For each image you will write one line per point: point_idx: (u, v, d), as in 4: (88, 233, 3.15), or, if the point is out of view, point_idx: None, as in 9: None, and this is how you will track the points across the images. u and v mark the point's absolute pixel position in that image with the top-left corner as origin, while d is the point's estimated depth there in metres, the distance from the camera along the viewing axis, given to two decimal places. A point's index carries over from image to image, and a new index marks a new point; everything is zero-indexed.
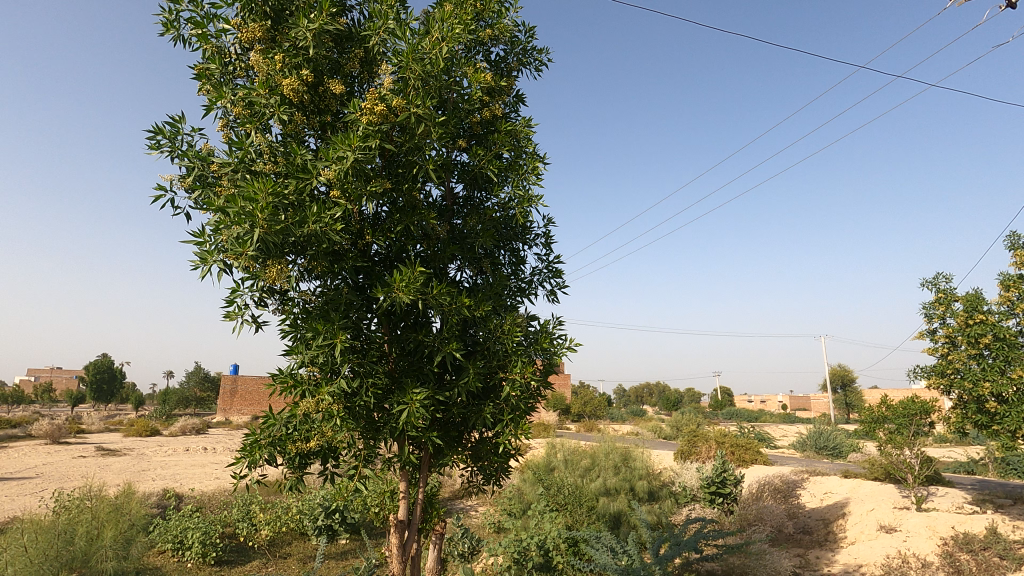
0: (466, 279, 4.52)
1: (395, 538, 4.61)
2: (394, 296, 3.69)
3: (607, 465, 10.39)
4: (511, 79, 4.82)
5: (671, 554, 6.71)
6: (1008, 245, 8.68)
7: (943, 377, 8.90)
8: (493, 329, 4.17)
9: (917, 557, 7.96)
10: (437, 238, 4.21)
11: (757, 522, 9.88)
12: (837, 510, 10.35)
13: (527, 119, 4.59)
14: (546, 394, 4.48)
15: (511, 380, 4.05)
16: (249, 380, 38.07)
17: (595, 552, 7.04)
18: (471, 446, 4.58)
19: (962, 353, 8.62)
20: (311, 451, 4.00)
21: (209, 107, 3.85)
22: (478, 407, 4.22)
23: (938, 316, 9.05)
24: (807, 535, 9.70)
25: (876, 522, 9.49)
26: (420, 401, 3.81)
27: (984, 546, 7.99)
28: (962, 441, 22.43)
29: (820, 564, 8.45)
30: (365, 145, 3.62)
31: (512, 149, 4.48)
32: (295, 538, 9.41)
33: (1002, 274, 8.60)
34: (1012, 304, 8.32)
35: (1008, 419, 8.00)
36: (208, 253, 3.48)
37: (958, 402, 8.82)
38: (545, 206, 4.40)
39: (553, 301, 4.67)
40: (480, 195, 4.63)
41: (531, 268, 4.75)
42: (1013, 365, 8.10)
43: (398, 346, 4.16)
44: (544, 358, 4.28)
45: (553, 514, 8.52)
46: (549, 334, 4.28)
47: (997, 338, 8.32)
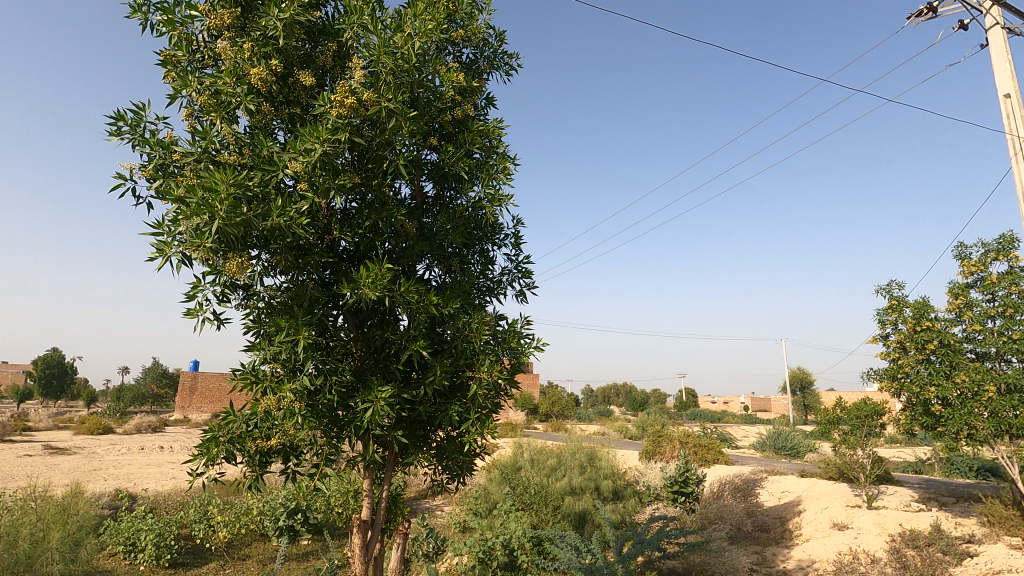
0: (435, 278, 4.52)
1: (358, 538, 4.54)
2: (360, 292, 3.66)
3: (573, 465, 10.51)
4: (483, 81, 4.84)
5: (635, 552, 6.84)
6: (956, 255, 9.08)
7: (894, 380, 9.26)
8: (461, 327, 4.18)
9: (867, 553, 8.28)
10: (406, 235, 4.21)
11: (717, 520, 10.16)
12: (793, 508, 10.70)
13: (498, 120, 4.62)
14: (514, 394, 4.48)
15: (478, 379, 4.09)
16: (210, 377, 37.06)
17: (559, 550, 7.11)
18: (437, 445, 4.56)
19: (911, 358, 8.99)
20: (271, 449, 3.91)
21: (174, 95, 3.74)
22: (444, 406, 4.22)
23: (890, 321, 9.41)
24: (763, 533, 10.00)
25: (830, 520, 9.84)
26: (385, 399, 3.79)
27: (930, 543, 8.34)
28: (910, 442, 23.49)
29: (776, 560, 8.71)
30: (334, 139, 3.59)
31: (483, 149, 4.52)
32: (255, 540, 9.22)
33: (950, 283, 8.97)
34: (959, 312, 8.71)
35: (950, 421, 8.40)
36: (167, 244, 3.38)
37: (907, 404, 9.18)
38: (515, 206, 4.45)
39: (521, 301, 4.72)
40: (449, 194, 4.66)
41: (500, 268, 4.79)
42: (957, 369, 8.51)
43: (365, 343, 4.14)
44: (513, 358, 4.32)
45: (519, 514, 8.54)
46: (517, 333, 4.35)
47: (943, 344, 8.71)
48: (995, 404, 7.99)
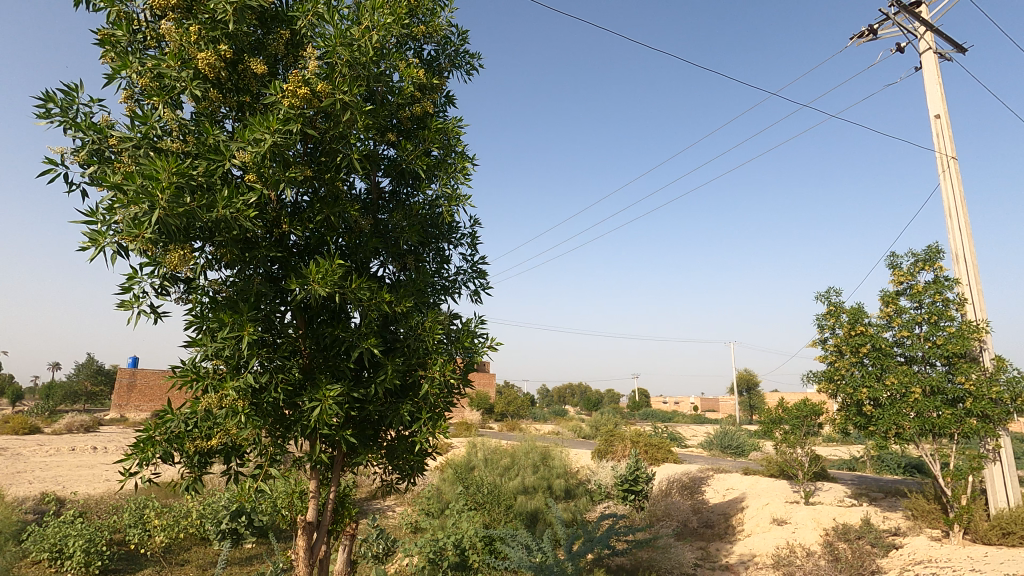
0: (389, 275, 4.46)
1: (303, 540, 4.42)
2: (309, 288, 3.57)
3: (527, 465, 10.58)
4: (443, 79, 4.80)
5: (584, 550, 6.94)
6: (889, 264, 9.62)
7: (831, 382, 9.74)
8: (414, 325, 4.14)
9: (802, 546, 8.69)
10: (360, 231, 4.13)
11: (665, 517, 10.45)
12: (737, 505, 11.12)
13: (457, 118, 4.61)
14: (466, 393, 4.48)
15: (430, 378, 4.06)
16: (151, 374, 35.32)
17: (510, 550, 7.14)
18: (387, 444, 4.50)
19: (847, 361, 9.47)
20: (212, 449, 3.76)
21: (112, 76, 3.55)
22: (395, 405, 4.17)
23: (828, 326, 9.88)
24: (708, 529, 10.34)
25: (770, 515, 10.28)
26: (333, 398, 3.72)
27: (860, 536, 8.81)
28: (845, 441, 24.77)
29: (719, 555, 9.03)
30: (285, 130, 3.50)
31: (442, 148, 4.49)
32: (195, 544, 8.86)
33: (883, 291, 9.50)
34: (890, 318, 9.24)
35: (880, 421, 8.91)
36: (102, 233, 3.20)
37: (842, 404, 9.68)
38: (472, 205, 4.45)
39: (476, 301, 4.71)
40: (406, 191, 4.60)
41: (455, 267, 4.77)
42: (887, 372, 9.02)
43: (314, 340, 4.03)
44: (466, 358, 4.31)
45: (471, 513, 8.53)
46: (470, 333, 4.35)
47: (875, 348, 9.21)
48: (920, 405, 8.52)
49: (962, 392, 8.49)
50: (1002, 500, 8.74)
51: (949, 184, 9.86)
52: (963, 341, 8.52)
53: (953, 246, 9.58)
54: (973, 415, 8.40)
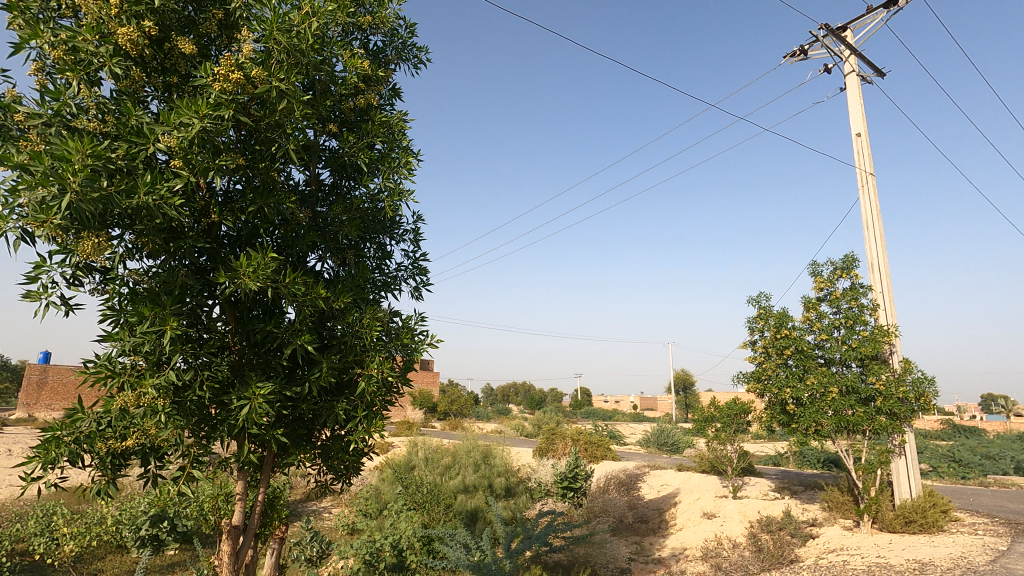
0: (327, 270, 4.33)
1: (227, 545, 4.21)
2: (239, 282, 3.41)
3: (468, 463, 10.56)
4: (389, 71, 4.71)
5: (522, 547, 7.01)
6: (812, 272, 10.24)
7: (759, 382, 10.26)
8: (352, 322, 4.03)
9: (729, 538, 9.13)
10: (297, 224, 3.98)
11: (602, 513, 10.70)
12: (670, 500, 11.54)
13: (402, 113, 4.54)
14: (405, 392, 4.41)
15: (367, 376, 3.97)
16: (65, 370, 32.80)
17: (448, 549, 7.11)
18: (321, 444, 4.37)
19: (773, 362, 10.02)
20: (128, 451, 3.53)
21: (19, 47, 3.26)
22: (330, 403, 4.06)
23: (757, 329, 10.41)
24: (643, 524, 10.67)
25: (700, 509, 10.74)
26: (263, 396, 3.57)
27: (781, 527, 9.34)
28: (772, 437, 26.19)
29: (652, 549, 9.34)
30: (216, 115, 3.33)
31: (385, 141, 4.40)
32: (110, 552, 8.29)
33: (806, 297, 10.10)
34: (811, 322, 9.83)
35: (801, 418, 9.48)
36: (3, 217, 2.94)
37: (768, 403, 10.23)
38: (415, 201, 4.39)
39: (417, 298, 4.65)
40: (347, 184, 4.48)
41: (397, 263, 4.69)
42: (809, 373, 9.60)
43: (245, 336, 3.85)
44: (405, 355, 4.25)
45: (410, 513, 8.42)
46: (410, 330, 4.29)
47: (797, 350, 9.78)
48: (837, 403, 9.12)
49: (873, 391, 9.16)
50: (906, 490, 9.49)
51: (867, 199, 10.60)
52: (875, 344, 9.19)
53: (869, 256, 10.31)
54: (882, 412, 9.07)
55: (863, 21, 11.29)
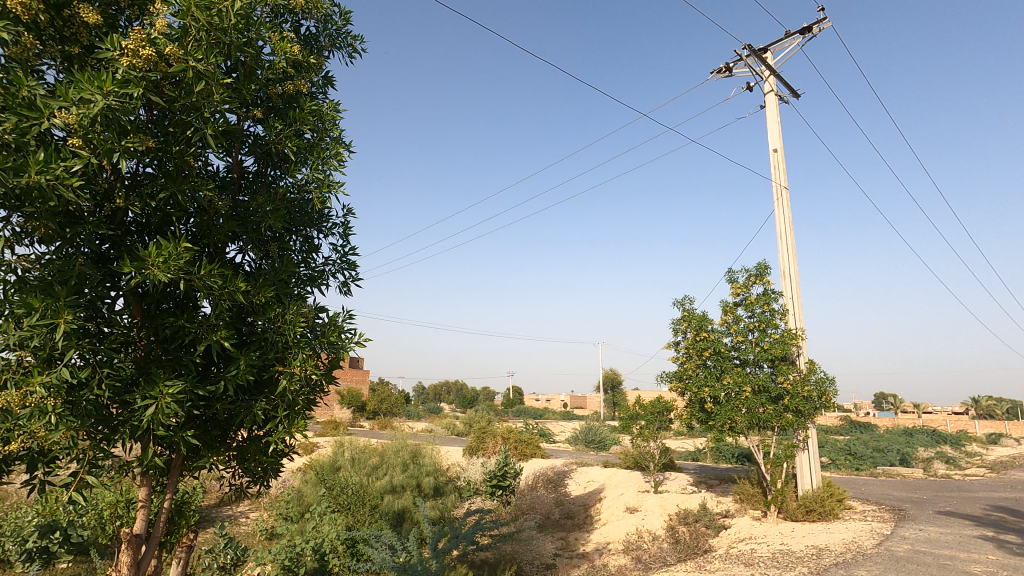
0: (248, 262, 4.11)
1: (127, 556, 3.90)
2: (146, 273, 3.17)
3: (396, 463, 10.38)
4: (321, 58, 4.53)
5: (449, 547, 6.96)
6: (730, 278, 10.85)
7: (680, 381, 10.75)
8: (273, 318, 3.84)
9: (649, 531, 9.51)
10: (215, 212, 3.76)
11: (529, 510, 10.84)
12: (595, 496, 11.87)
13: (334, 102, 4.38)
14: (329, 391, 4.26)
15: (288, 374, 3.80)
16: None
17: (373, 551, 6.95)
18: (237, 445, 4.14)
19: (693, 363, 10.53)
20: (10, 456, 3.19)
21: None
22: (248, 402, 3.85)
23: (680, 331, 10.90)
24: (569, 520, 10.90)
25: (624, 504, 11.12)
26: (172, 395, 3.34)
27: (697, 519, 9.82)
28: (692, 434, 27.53)
29: (577, 544, 9.56)
30: (123, 92, 3.07)
31: (315, 131, 4.23)
32: None
33: (724, 301, 10.69)
34: (728, 325, 10.41)
35: (718, 416, 10.02)
36: None
37: (688, 401, 10.74)
38: (344, 194, 4.25)
39: (346, 294, 4.51)
40: (272, 173, 4.27)
41: (324, 257, 4.52)
42: (725, 373, 10.16)
43: (152, 330, 3.59)
44: (330, 353, 4.11)
45: (334, 515, 8.15)
46: (337, 328, 4.15)
47: (715, 351, 10.34)
48: (750, 402, 9.71)
49: (782, 390, 9.83)
50: (808, 482, 10.26)
51: (781, 211, 11.35)
52: (784, 346, 9.87)
53: (782, 264, 11.05)
54: (789, 410, 9.76)
55: (782, 44, 12.08)
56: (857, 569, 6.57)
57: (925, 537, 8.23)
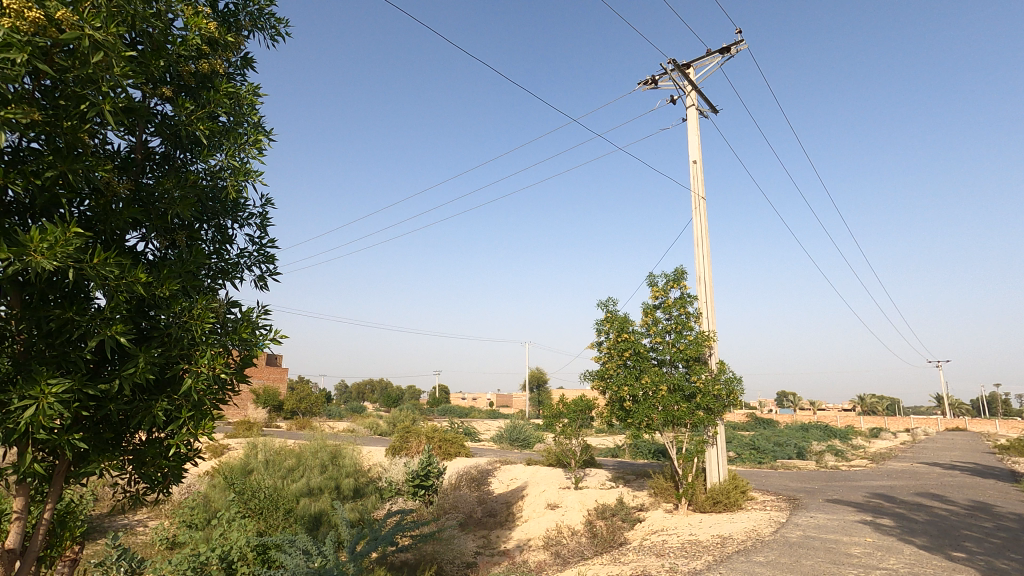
0: (151, 251, 3.80)
1: None
2: (27, 259, 2.84)
3: (314, 465, 10.01)
4: (240, 37, 4.27)
5: (367, 549, 6.79)
6: (651, 282, 11.31)
7: (602, 380, 11.09)
8: (178, 313, 3.58)
9: (568, 527, 9.76)
10: (113, 195, 3.44)
11: (452, 509, 10.80)
12: (518, 493, 12.02)
13: (253, 86, 4.16)
14: (240, 389, 4.03)
15: (194, 373, 3.56)
16: None
17: (286, 557, 6.66)
18: (133, 449, 3.82)
19: (614, 362, 10.89)
20: None
21: None
22: (147, 403, 3.56)
23: (604, 331, 11.23)
24: (491, 518, 10.97)
25: (545, 501, 11.33)
26: (56, 396, 3.03)
27: (614, 513, 10.19)
28: (612, 431, 28.49)
29: (498, 542, 9.64)
30: (3, 57, 2.75)
31: (231, 114, 3.98)
32: None
33: (645, 304, 11.13)
34: (649, 327, 10.87)
35: (636, 414, 10.44)
36: None
37: (609, 399, 11.12)
38: (262, 182, 4.04)
39: (261, 287, 4.28)
40: (181, 157, 3.97)
41: (238, 249, 4.27)
42: (644, 372, 10.60)
43: (34, 323, 3.23)
44: (242, 350, 3.89)
45: (244, 521, 7.72)
46: (251, 323, 3.94)
47: (635, 352, 10.76)
48: (666, 400, 10.20)
49: (695, 388, 10.39)
50: (716, 475, 10.92)
51: (699, 219, 12.00)
52: (698, 347, 10.44)
53: (698, 270, 11.67)
54: (701, 407, 10.34)
55: (704, 61, 12.76)
56: (756, 555, 7.07)
57: (815, 523, 9.00)
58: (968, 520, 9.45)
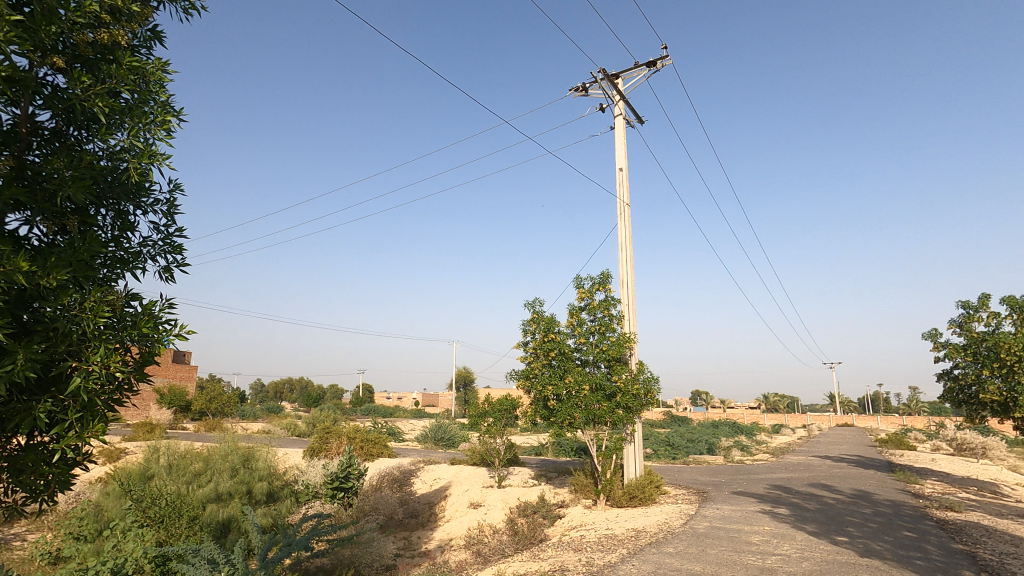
0: (36, 237, 3.44)
1: None
2: None
3: (223, 469, 9.43)
4: (148, 8, 3.96)
5: (280, 556, 6.50)
6: (577, 284, 11.59)
7: (527, 380, 11.24)
8: (67, 306, 3.26)
9: (490, 525, 9.81)
10: None
11: (371, 512, 10.54)
12: (441, 493, 11.95)
13: (162, 62, 3.87)
14: (139, 388, 3.74)
15: (85, 371, 3.26)
16: None
17: (189, 568, 6.23)
18: (8, 456, 3.43)
19: (539, 362, 11.06)
20: None
21: None
22: (27, 404, 3.22)
23: (530, 332, 11.38)
24: (412, 519, 10.84)
25: (468, 500, 11.33)
26: None
27: (535, 510, 10.36)
28: (536, 430, 28.94)
29: (419, 543, 9.52)
30: None
31: (135, 91, 3.69)
32: None
33: (570, 305, 11.38)
34: (573, 328, 11.14)
35: (559, 413, 10.67)
36: None
37: (533, 399, 11.29)
38: (170, 167, 3.78)
39: (167, 279, 3.99)
40: (75, 134, 3.62)
41: (141, 237, 3.95)
42: (567, 372, 10.86)
43: None
44: (142, 347, 3.61)
45: (142, 530, 7.14)
46: (153, 318, 3.66)
47: (560, 352, 10.99)
48: (587, 399, 10.51)
49: (615, 388, 10.77)
50: (632, 471, 11.37)
51: (623, 224, 12.45)
52: (619, 348, 10.83)
53: (622, 274, 12.10)
54: (620, 406, 10.74)
55: (631, 73, 13.27)
56: (666, 546, 7.42)
57: (720, 514, 9.59)
58: (851, 507, 10.44)
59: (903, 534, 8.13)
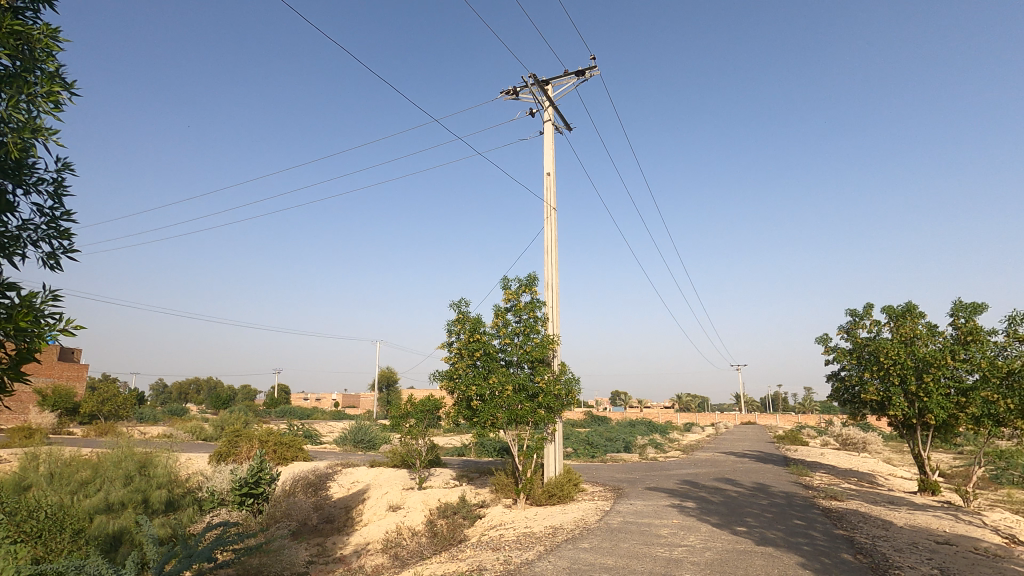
0: None
1: None
2: None
3: (115, 477, 8.64)
4: None
5: (179, 568, 6.06)
6: (504, 285, 11.68)
7: (451, 381, 11.17)
8: None
9: (409, 528, 9.66)
10: None
11: (283, 518, 10.06)
12: (358, 497, 11.64)
13: (51, 27, 3.51)
14: (14, 388, 3.36)
15: None
16: None
17: None
18: None
19: (463, 363, 11.02)
20: None
21: None
22: None
23: (455, 332, 11.33)
24: (328, 524, 10.51)
25: (387, 503, 11.09)
26: None
27: (456, 511, 10.33)
28: (459, 431, 28.84)
29: (334, 548, 9.21)
30: None
31: (17, 57, 3.31)
32: None
33: (496, 306, 11.44)
34: (498, 328, 11.22)
35: (482, 413, 10.69)
36: None
37: (456, 399, 11.25)
38: (59, 142, 3.43)
39: (52, 267, 3.63)
40: None
41: (21, 220, 3.56)
42: (491, 372, 10.92)
43: None
44: (19, 342, 3.25)
45: (14, 548, 6.31)
46: (32, 310, 3.31)
47: (485, 352, 11.03)
48: (510, 399, 10.61)
49: (538, 388, 10.94)
50: (552, 470, 11.61)
51: (549, 228, 12.70)
52: (543, 349, 11.03)
53: (547, 277, 12.33)
54: (542, 406, 10.93)
55: (561, 80, 13.57)
56: (581, 542, 7.64)
57: (633, 509, 10.00)
58: (751, 500, 11.23)
59: (794, 523, 8.86)
